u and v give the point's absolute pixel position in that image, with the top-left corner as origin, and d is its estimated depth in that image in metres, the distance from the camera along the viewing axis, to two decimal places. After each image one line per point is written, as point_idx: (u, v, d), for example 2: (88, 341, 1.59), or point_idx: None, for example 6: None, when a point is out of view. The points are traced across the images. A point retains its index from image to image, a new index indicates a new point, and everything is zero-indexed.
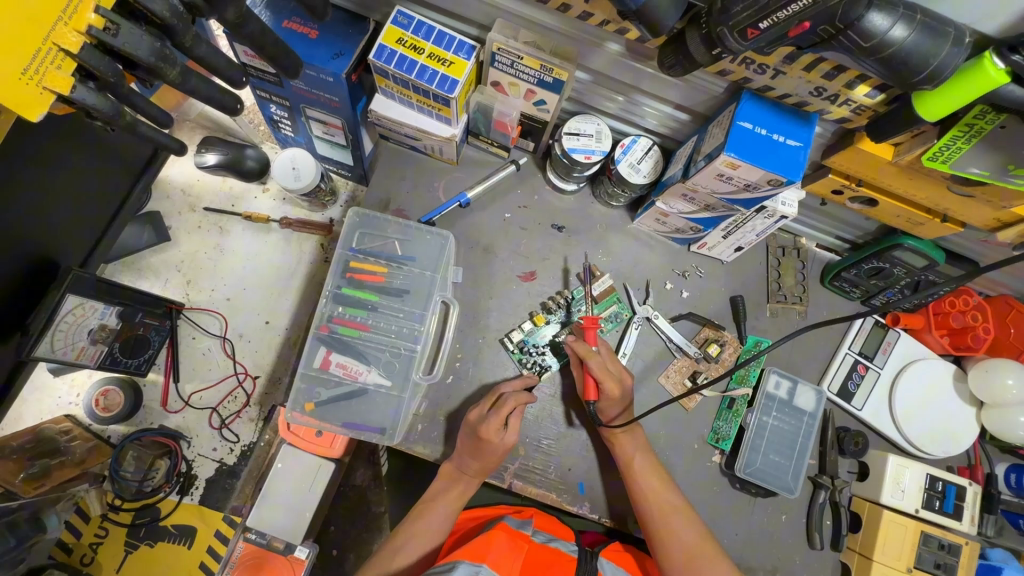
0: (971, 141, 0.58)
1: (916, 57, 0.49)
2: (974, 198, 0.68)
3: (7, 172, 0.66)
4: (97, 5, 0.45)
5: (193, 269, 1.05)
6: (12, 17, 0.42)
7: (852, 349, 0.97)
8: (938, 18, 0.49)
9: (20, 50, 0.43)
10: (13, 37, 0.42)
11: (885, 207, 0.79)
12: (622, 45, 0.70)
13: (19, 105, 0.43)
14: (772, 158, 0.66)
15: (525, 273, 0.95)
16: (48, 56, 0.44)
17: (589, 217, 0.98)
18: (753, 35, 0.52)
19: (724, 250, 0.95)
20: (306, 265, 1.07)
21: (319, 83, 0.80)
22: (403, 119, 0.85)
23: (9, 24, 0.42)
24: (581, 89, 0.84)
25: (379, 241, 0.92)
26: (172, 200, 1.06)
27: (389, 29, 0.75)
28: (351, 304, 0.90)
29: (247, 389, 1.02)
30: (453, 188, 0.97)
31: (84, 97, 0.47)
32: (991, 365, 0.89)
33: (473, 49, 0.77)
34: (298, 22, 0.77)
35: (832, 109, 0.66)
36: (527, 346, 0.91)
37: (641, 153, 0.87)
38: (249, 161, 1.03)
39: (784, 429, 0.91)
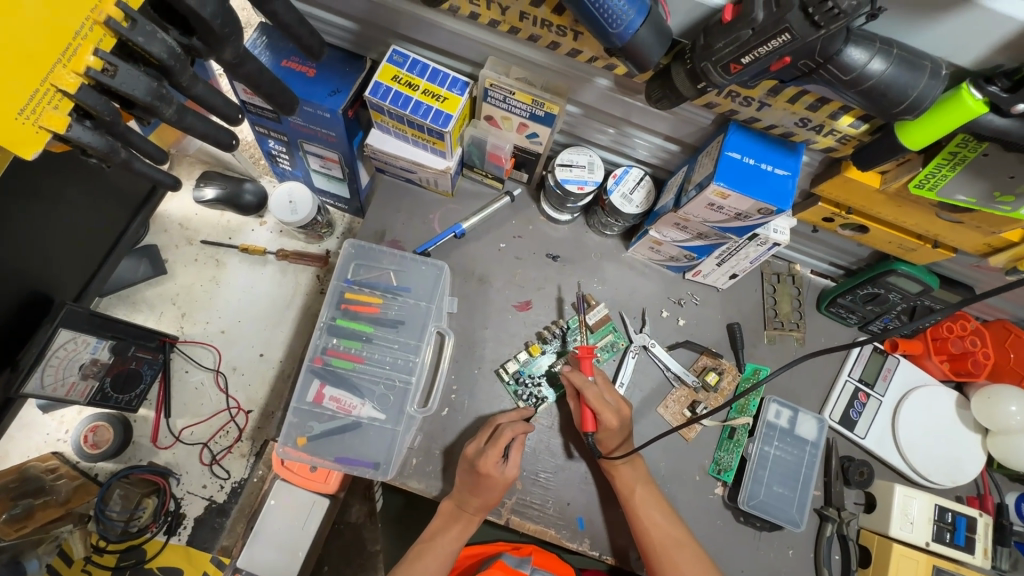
0: (955, 169, 0.60)
1: (895, 88, 0.50)
2: (963, 224, 0.69)
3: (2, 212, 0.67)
4: (96, 47, 0.45)
5: (188, 302, 1.04)
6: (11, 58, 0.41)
7: (851, 376, 0.96)
8: (915, 51, 0.51)
9: (17, 87, 0.42)
10: (12, 76, 0.41)
11: (875, 234, 0.79)
12: (610, 80, 0.71)
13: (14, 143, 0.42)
14: (760, 187, 0.68)
15: (520, 303, 0.94)
16: (47, 96, 0.43)
17: (585, 245, 0.99)
18: (736, 70, 0.53)
19: (719, 277, 0.95)
20: (302, 296, 1.07)
21: (317, 119, 0.82)
22: (399, 152, 0.87)
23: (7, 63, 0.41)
24: (573, 122, 0.86)
25: (374, 271, 0.92)
26: (169, 233, 1.07)
27: (384, 67, 0.77)
28: (346, 336, 0.90)
29: (240, 424, 1.00)
30: (449, 219, 0.98)
31: (80, 135, 0.46)
32: (993, 391, 0.89)
33: (466, 85, 0.79)
34: (296, 61, 0.80)
35: (817, 139, 0.67)
36: (523, 377, 0.90)
37: (633, 183, 0.88)
38: (247, 195, 1.05)
39: (786, 461, 0.88)
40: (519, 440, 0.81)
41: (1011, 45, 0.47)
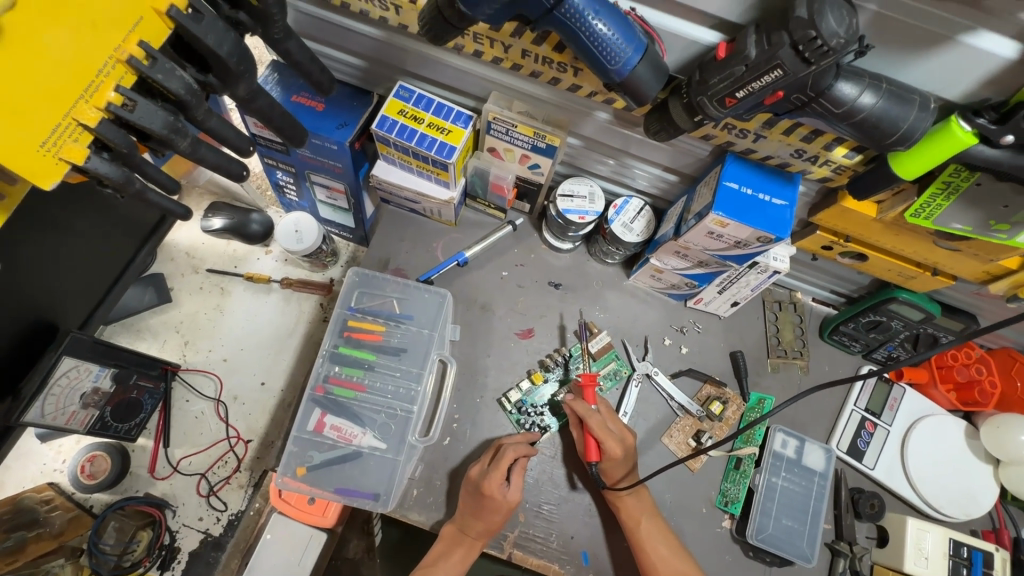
0: (950, 198, 0.61)
1: (886, 121, 0.52)
2: (961, 251, 0.69)
3: (14, 241, 0.69)
4: (117, 83, 0.45)
5: (192, 330, 1.04)
6: (39, 93, 0.41)
7: (858, 406, 0.95)
8: (903, 86, 0.52)
9: (39, 120, 0.42)
10: (35, 110, 0.41)
11: (874, 262, 0.80)
12: (610, 114, 0.74)
13: (31, 173, 0.42)
14: (759, 217, 0.69)
15: (523, 331, 0.95)
16: (68, 130, 0.43)
17: (586, 274, 1.00)
18: (731, 104, 0.54)
19: (721, 305, 0.95)
20: (305, 324, 1.07)
21: (324, 151, 0.84)
22: (404, 183, 0.89)
23: (32, 98, 0.41)
24: (574, 153, 0.88)
25: (377, 299, 0.93)
26: (176, 262, 1.08)
27: (391, 101, 0.80)
28: (348, 364, 0.90)
29: (239, 453, 0.99)
30: (452, 248, 0.99)
31: (97, 166, 0.46)
32: (1002, 421, 0.87)
33: (470, 118, 0.81)
34: (305, 96, 0.82)
35: (813, 169, 0.68)
36: (525, 406, 0.89)
37: (634, 213, 0.90)
38: (254, 225, 1.07)
39: (794, 493, 0.86)
40: (522, 463, 0.80)
41: (998, 79, 0.49)
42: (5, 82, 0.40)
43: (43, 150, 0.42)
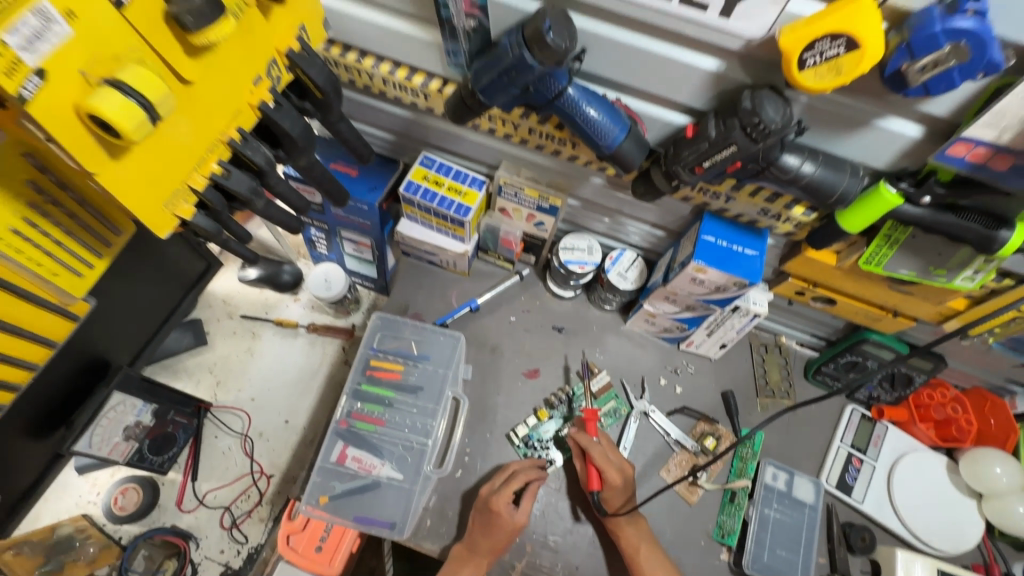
0: (893, 248, 0.72)
1: (826, 183, 0.64)
2: (914, 294, 0.79)
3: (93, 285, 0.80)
4: (219, 157, 0.55)
5: (224, 371, 1.13)
6: (173, 167, 0.49)
7: (844, 442, 1.02)
8: (837, 157, 0.65)
9: (168, 187, 0.50)
10: (169, 179, 0.49)
11: (843, 306, 0.90)
12: (603, 179, 0.87)
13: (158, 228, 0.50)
14: (734, 265, 0.80)
15: (529, 371, 1.03)
16: (183, 194, 0.52)
17: (587, 319, 1.09)
18: (700, 171, 0.67)
19: (711, 348, 1.04)
20: (328, 365, 1.16)
21: (356, 211, 0.97)
22: (424, 238, 1.01)
23: (169, 171, 0.49)
24: (574, 212, 1.01)
25: (397, 341, 1.03)
26: (213, 308, 1.18)
27: (416, 168, 0.94)
28: (370, 400, 0.98)
29: (261, 488, 1.05)
30: (465, 296, 1.10)
31: (199, 221, 0.55)
32: (979, 455, 0.94)
33: (484, 182, 0.95)
34: (343, 164, 0.96)
35: (778, 225, 0.79)
36: (532, 440, 0.96)
37: (628, 264, 1.01)
38: (285, 275, 1.18)
39: (786, 524, 0.92)
40: (533, 485, 0.87)
41: (911, 152, 0.61)
42: (155, 162, 0.47)
43: (164, 209, 0.50)
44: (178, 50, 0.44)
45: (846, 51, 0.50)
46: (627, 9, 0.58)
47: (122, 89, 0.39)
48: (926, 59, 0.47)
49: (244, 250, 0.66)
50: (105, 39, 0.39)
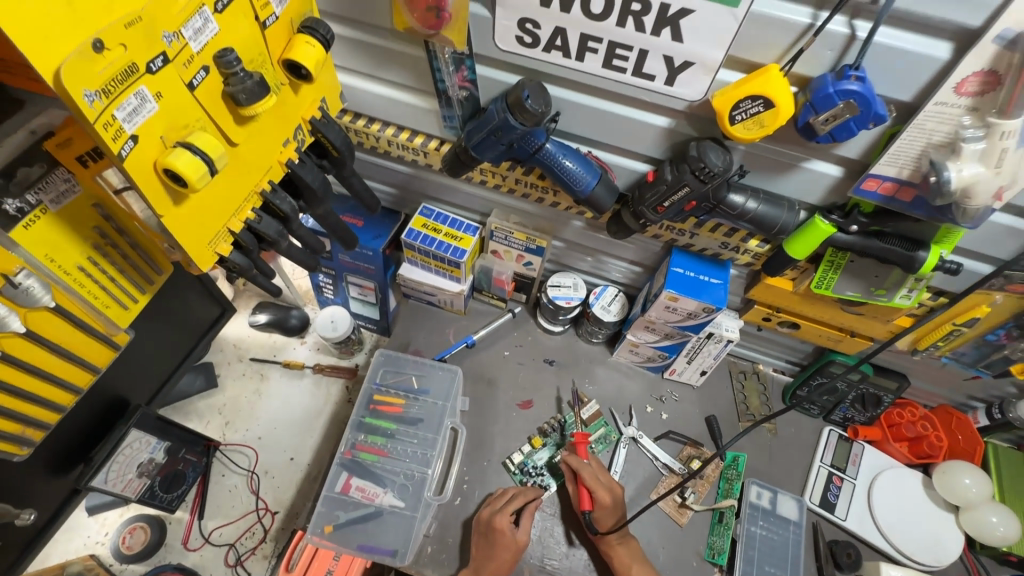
0: (838, 272, 0.81)
1: (769, 218, 0.75)
2: (864, 315, 0.88)
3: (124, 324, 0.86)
4: (253, 206, 0.65)
5: (233, 412, 1.19)
6: (219, 212, 0.59)
7: (824, 462, 1.07)
8: (776, 195, 0.76)
9: (213, 229, 0.60)
10: (213, 222, 0.59)
11: (806, 329, 0.99)
12: (583, 222, 0.98)
13: (203, 262, 0.59)
14: (700, 293, 0.89)
15: (523, 402, 1.10)
16: (223, 235, 0.62)
17: (576, 352, 1.17)
18: (662, 210, 0.77)
19: (692, 375, 1.11)
20: (332, 404, 1.21)
21: (362, 256, 1.08)
22: (424, 280, 1.11)
23: (215, 215, 0.59)
24: (559, 253, 1.11)
25: (399, 376, 1.10)
26: (224, 352, 1.25)
27: (416, 217, 1.05)
28: (372, 432, 1.03)
29: (266, 525, 1.08)
30: (461, 333, 1.18)
31: (236, 259, 0.65)
32: (949, 467, 0.99)
33: (477, 228, 1.06)
34: (351, 215, 1.08)
35: (738, 257, 0.89)
36: (527, 467, 1.01)
37: (610, 298, 1.11)
38: (293, 319, 1.27)
39: (772, 541, 0.97)
40: (531, 506, 0.93)
41: (836, 189, 0.73)
42: (205, 208, 0.57)
43: (208, 247, 0.60)
44: (230, 119, 0.56)
45: (765, 109, 0.62)
46: (590, 80, 0.71)
47: (191, 148, 0.50)
48: (826, 113, 0.59)
49: (268, 285, 0.75)
50: (179, 113, 0.50)
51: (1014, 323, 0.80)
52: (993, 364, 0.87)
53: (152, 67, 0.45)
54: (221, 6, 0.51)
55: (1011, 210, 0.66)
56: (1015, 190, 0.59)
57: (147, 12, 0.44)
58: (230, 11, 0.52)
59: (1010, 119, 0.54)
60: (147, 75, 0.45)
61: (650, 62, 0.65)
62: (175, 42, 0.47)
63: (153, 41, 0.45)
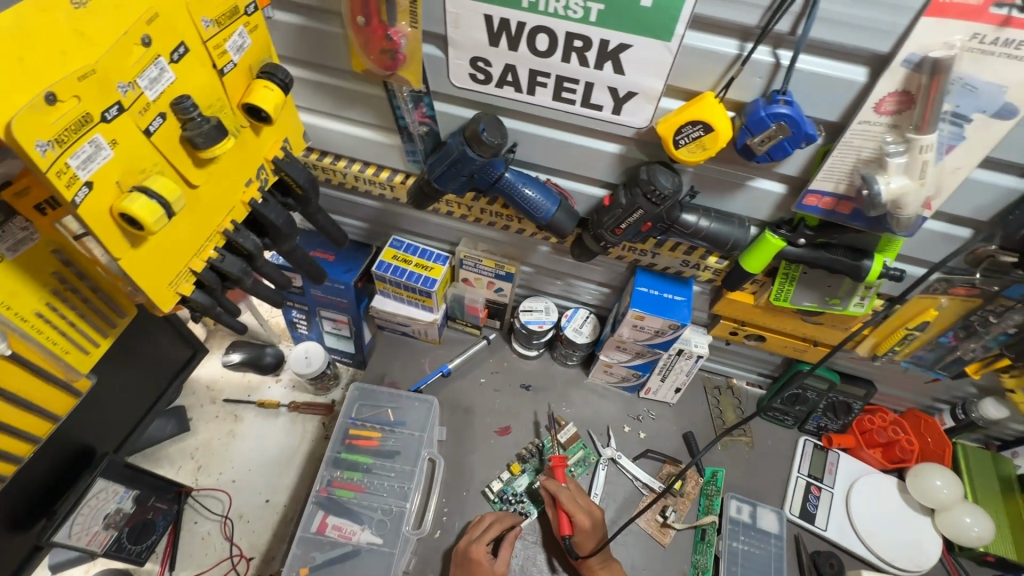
0: (793, 284, 0.84)
1: (721, 235, 0.78)
2: (824, 324, 0.91)
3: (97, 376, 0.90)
4: (216, 244, 0.66)
5: (205, 455, 1.16)
6: (179, 252, 0.60)
7: (801, 472, 1.08)
8: (727, 213, 0.80)
9: (173, 269, 0.60)
10: (173, 263, 0.60)
11: (771, 341, 1.01)
12: (549, 247, 1.00)
13: (163, 302, 0.60)
14: (665, 311, 0.92)
15: (501, 428, 1.09)
16: (185, 274, 0.62)
17: (552, 375, 1.18)
18: (620, 232, 0.80)
19: (667, 393, 1.13)
20: (308, 441, 1.19)
21: (334, 290, 1.08)
22: (397, 310, 1.12)
23: (175, 256, 0.60)
24: (529, 278, 1.14)
25: (374, 409, 1.09)
26: (197, 394, 1.23)
27: (386, 249, 1.07)
28: (348, 467, 1.02)
29: (241, 571, 1.04)
30: (437, 362, 1.18)
31: (198, 297, 0.65)
32: (921, 469, 1.01)
33: (447, 257, 1.08)
34: (321, 250, 1.09)
35: (700, 274, 0.92)
36: (506, 495, 1.00)
37: (581, 320, 1.12)
38: (267, 356, 1.26)
39: (754, 555, 0.97)
40: (511, 533, 0.92)
41: (781, 205, 0.76)
42: (164, 249, 0.58)
43: (169, 287, 0.60)
44: (188, 162, 0.58)
45: (705, 133, 0.65)
46: (543, 112, 0.75)
47: (148, 192, 0.51)
48: (761, 135, 0.63)
49: (233, 323, 0.75)
50: (135, 158, 0.51)
51: (961, 325, 0.84)
52: (949, 366, 0.90)
53: (107, 116, 0.47)
54: (176, 56, 0.53)
55: (942, 218, 0.71)
56: (941, 199, 0.64)
57: (101, 65, 0.45)
58: (185, 60, 0.54)
59: (925, 135, 0.58)
60: (102, 124, 0.47)
61: (596, 94, 0.69)
62: (130, 92, 0.49)
63: (108, 92, 0.47)
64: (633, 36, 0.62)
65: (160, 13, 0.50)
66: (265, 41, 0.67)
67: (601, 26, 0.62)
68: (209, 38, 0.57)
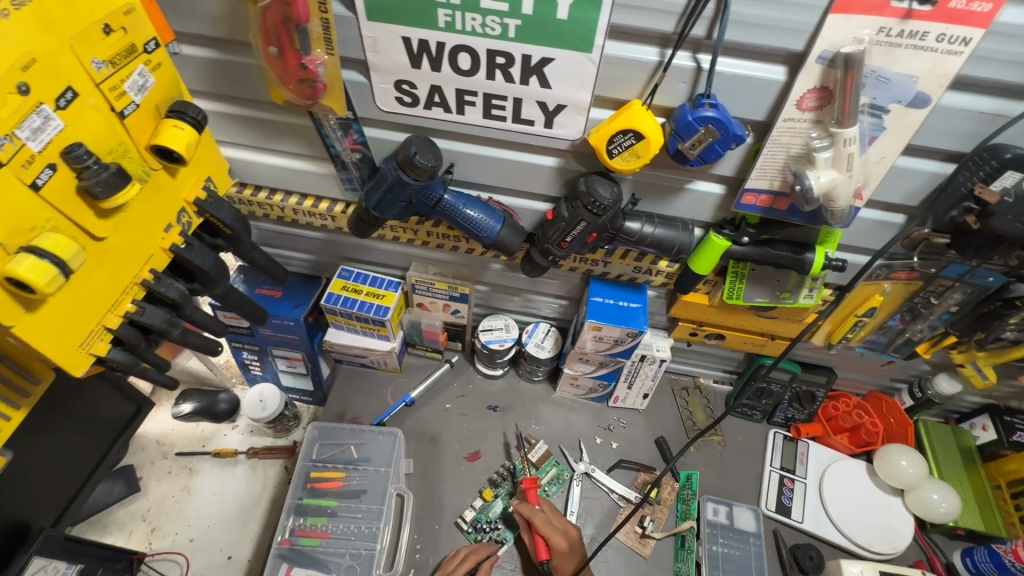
0: (744, 281, 0.85)
1: (667, 240, 0.77)
2: (778, 317, 0.92)
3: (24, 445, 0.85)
4: (133, 297, 0.62)
5: (159, 516, 1.09)
6: (87, 311, 0.56)
7: (774, 465, 1.08)
8: (669, 217, 0.80)
9: (81, 330, 0.56)
10: (81, 323, 0.55)
11: (731, 338, 1.01)
12: (501, 264, 0.99)
13: (72, 367, 0.55)
14: (621, 319, 0.91)
15: (470, 454, 1.06)
16: (98, 333, 0.58)
17: (519, 393, 1.15)
18: (566, 245, 0.78)
19: (635, 400, 1.11)
20: (271, 488, 1.13)
21: (283, 328, 1.04)
22: (352, 342, 1.08)
23: (82, 315, 0.55)
24: (487, 297, 1.11)
25: (336, 448, 1.04)
26: (146, 451, 1.16)
27: (335, 280, 1.03)
28: (312, 513, 0.97)
29: None
30: (399, 392, 1.14)
31: (115, 355, 0.60)
32: (887, 451, 1.02)
33: (399, 283, 1.04)
34: (267, 287, 1.05)
35: (653, 278, 0.92)
36: (480, 523, 0.97)
37: (543, 334, 1.11)
38: (221, 403, 1.19)
39: (735, 557, 0.96)
40: (489, 561, 0.90)
41: (722, 205, 0.76)
42: (68, 309, 0.54)
43: (80, 349, 0.56)
44: (89, 214, 0.54)
45: (637, 141, 0.64)
46: (475, 130, 0.73)
47: (37, 252, 0.47)
48: (692, 139, 0.62)
49: (163, 378, 0.70)
50: (20, 216, 0.47)
51: (906, 308, 0.85)
52: (901, 348, 0.92)
53: None
54: (62, 102, 0.49)
55: (876, 206, 0.72)
56: (871, 189, 0.65)
57: None
58: (74, 105, 0.51)
59: (848, 128, 0.58)
60: None
61: (526, 109, 0.68)
62: (8, 145, 0.45)
63: None
64: (554, 50, 0.61)
65: (38, 59, 0.47)
66: (172, 77, 0.63)
67: (521, 41, 0.61)
68: (103, 79, 0.53)
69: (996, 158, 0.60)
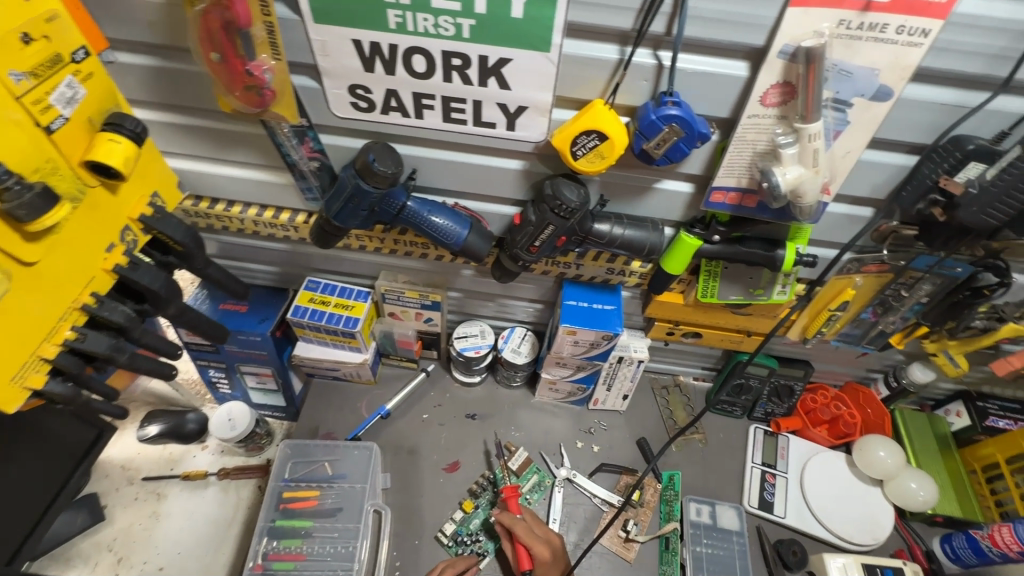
0: (717, 279, 0.84)
1: (637, 241, 0.76)
2: (753, 314, 0.91)
3: None
4: (72, 323, 0.58)
5: (126, 545, 1.04)
6: (19, 343, 0.52)
7: (755, 461, 1.08)
8: (639, 217, 0.78)
9: (13, 363, 0.52)
10: (12, 355, 0.52)
11: (707, 336, 1.00)
12: (473, 270, 0.96)
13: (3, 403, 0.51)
14: (596, 322, 0.89)
15: (449, 465, 1.04)
16: (33, 365, 0.54)
17: (498, 399, 1.13)
18: (535, 250, 0.76)
19: (615, 401, 1.10)
20: (244, 510, 1.09)
21: (250, 343, 1.00)
22: (323, 355, 1.04)
23: (13, 347, 0.52)
24: (460, 303, 1.09)
25: (309, 466, 1.00)
26: (111, 477, 1.11)
27: (302, 293, 1.00)
28: (286, 535, 0.93)
29: None
30: (375, 404, 1.11)
31: (53, 387, 0.57)
32: (866, 442, 1.02)
33: (369, 293, 1.01)
34: (231, 303, 1.01)
35: (627, 279, 0.90)
36: (460, 536, 0.95)
37: (519, 339, 1.08)
38: (189, 423, 1.14)
39: (718, 557, 0.96)
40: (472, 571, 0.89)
41: (691, 204, 0.75)
42: None
43: (12, 383, 0.52)
44: (14, 238, 0.50)
45: (601, 142, 0.63)
46: (436, 135, 0.70)
47: None
48: (656, 138, 0.61)
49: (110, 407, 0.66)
50: None
51: (878, 301, 0.86)
52: (875, 340, 0.92)
53: None
54: None
55: (844, 200, 0.72)
56: (837, 183, 0.64)
57: None
58: None
59: (811, 123, 0.57)
60: None
61: (486, 111, 0.66)
62: None
63: None
64: (510, 50, 0.58)
65: None
66: (106, 88, 0.59)
67: (476, 42, 0.58)
68: (24, 92, 0.49)
69: (960, 149, 0.59)
